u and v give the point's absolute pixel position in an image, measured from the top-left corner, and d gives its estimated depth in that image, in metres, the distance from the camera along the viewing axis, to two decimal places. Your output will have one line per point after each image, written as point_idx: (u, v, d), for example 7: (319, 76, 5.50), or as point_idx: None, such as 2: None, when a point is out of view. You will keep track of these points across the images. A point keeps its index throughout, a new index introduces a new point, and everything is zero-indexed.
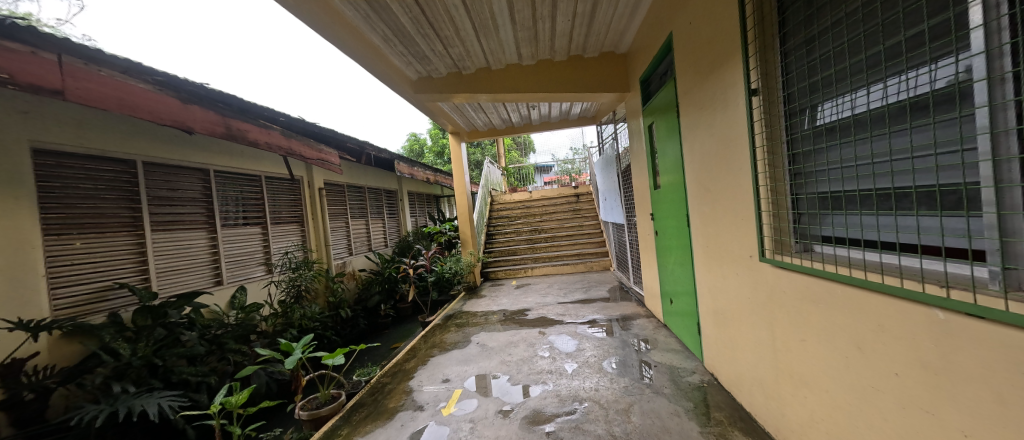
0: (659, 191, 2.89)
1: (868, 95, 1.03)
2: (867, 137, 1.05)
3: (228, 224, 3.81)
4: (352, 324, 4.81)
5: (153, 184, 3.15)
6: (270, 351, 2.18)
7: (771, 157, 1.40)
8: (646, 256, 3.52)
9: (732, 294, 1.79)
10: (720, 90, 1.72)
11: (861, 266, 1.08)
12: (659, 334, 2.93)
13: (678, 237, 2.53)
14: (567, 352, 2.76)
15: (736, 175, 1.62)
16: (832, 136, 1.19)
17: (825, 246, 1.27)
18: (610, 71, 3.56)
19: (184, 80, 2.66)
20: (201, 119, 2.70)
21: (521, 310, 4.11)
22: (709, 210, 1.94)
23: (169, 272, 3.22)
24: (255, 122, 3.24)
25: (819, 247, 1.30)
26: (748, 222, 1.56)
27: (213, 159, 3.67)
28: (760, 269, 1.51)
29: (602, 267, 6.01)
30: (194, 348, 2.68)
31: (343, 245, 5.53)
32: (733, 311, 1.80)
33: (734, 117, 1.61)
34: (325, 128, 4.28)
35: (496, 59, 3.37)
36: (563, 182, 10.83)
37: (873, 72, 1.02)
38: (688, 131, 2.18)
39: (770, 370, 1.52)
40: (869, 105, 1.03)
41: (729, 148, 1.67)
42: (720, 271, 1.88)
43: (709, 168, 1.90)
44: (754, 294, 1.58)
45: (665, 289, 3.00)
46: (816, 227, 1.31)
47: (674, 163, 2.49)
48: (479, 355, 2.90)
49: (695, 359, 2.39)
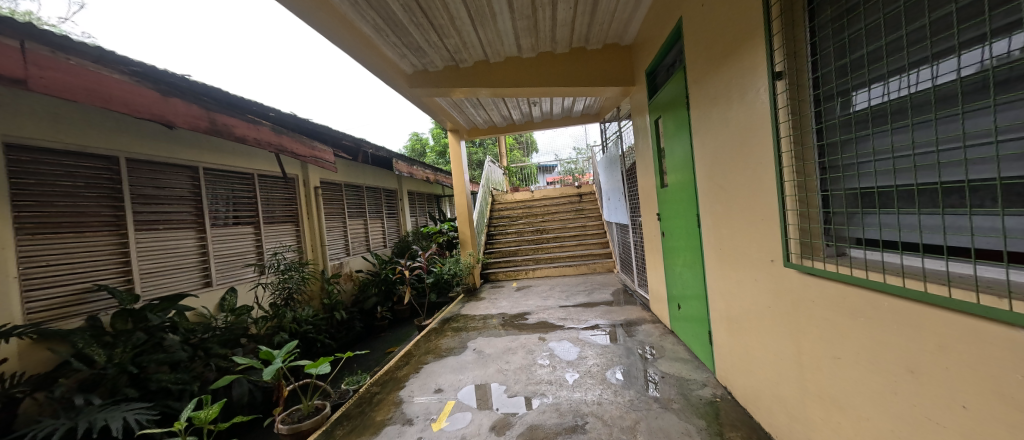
0: (665, 190, 2.74)
1: (919, 74, 0.86)
2: (919, 122, 0.88)
3: (218, 224, 3.68)
4: (348, 327, 4.68)
5: (137, 181, 3.02)
6: (249, 359, 2.04)
7: (799, 149, 1.23)
8: (652, 258, 3.35)
9: (749, 302, 1.62)
10: (738, 76, 1.54)
11: (921, 276, 0.90)
12: (665, 341, 2.76)
13: (687, 238, 2.36)
14: (568, 360, 2.60)
15: (755, 169, 1.45)
16: (874, 123, 1.02)
17: (871, 251, 1.09)
18: (613, 64, 3.41)
19: (162, 71, 2.53)
20: (183, 112, 2.57)
21: (521, 314, 3.95)
22: (723, 210, 1.77)
23: (154, 274, 3.09)
24: (242, 117, 3.09)
25: (856, 251, 1.13)
26: (770, 223, 1.39)
27: (202, 156, 3.54)
28: (783, 277, 1.35)
29: (605, 269, 5.83)
30: (176, 354, 2.55)
31: (339, 245, 5.39)
32: (750, 323, 1.63)
33: (754, 106, 1.44)
34: (320, 125, 4.14)
35: (494, 50, 3.22)
36: (566, 181, 10.63)
37: (927, 45, 0.85)
38: (699, 126, 2.01)
39: (795, 389, 1.35)
40: (921, 84, 0.86)
41: (747, 141, 1.50)
42: (736, 278, 1.72)
43: (723, 164, 1.73)
44: (776, 304, 1.41)
45: (672, 293, 2.83)
46: (850, 228, 1.14)
47: (683, 160, 2.33)
48: (475, 363, 2.74)
49: (706, 369, 2.22)
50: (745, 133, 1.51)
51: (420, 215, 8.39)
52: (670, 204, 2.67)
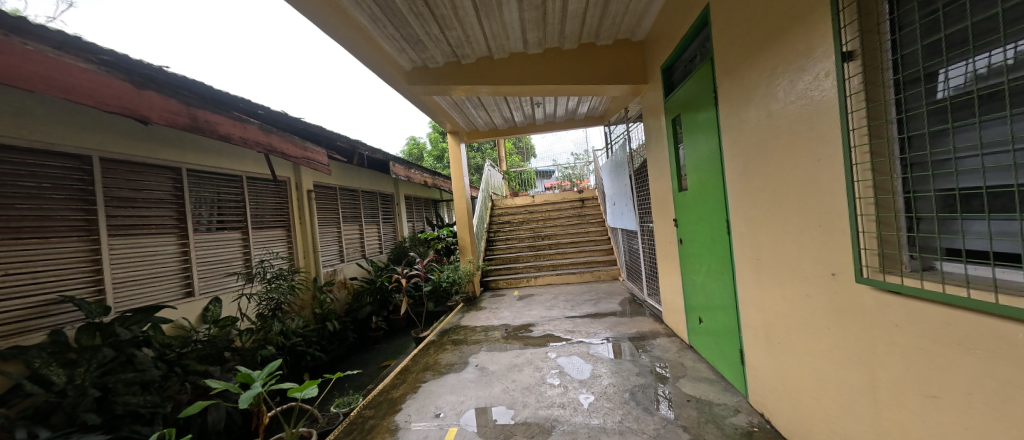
0: (684, 193, 2.54)
1: None
2: None
3: (201, 229, 3.44)
4: (340, 338, 4.46)
5: (112, 183, 2.79)
6: (222, 383, 1.79)
7: (874, 144, 1.03)
8: (665, 266, 3.15)
9: (799, 320, 1.41)
10: (786, 64, 1.35)
11: None
12: (684, 358, 2.54)
13: (711, 247, 2.16)
14: (580, 379, 2.37)
15: (812, 167, 1.26)
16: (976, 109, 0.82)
17: (1002, 268, 0.82)
18: (624, 61, 3.23)
19: (136, 61, 2.31)
20: (159, 107, 2.35)
21: (525, 326, 3.72)
22: (763, 214, 1.57)
23: (128, 284, 2.84)
24: (227, 114, 2.87)
25: (968, 267, 0.89)
26: (832, 229, 1.19)
27: (186, 156, 3.32)
28: (852, 294, 1.14)
29: (610, 277, 5.61)
30: (148, 373, 2.33)
31: (333, 251, 5.15)
32: (799, 345, 1.42)
33: (812, 96, 1.24)
34: (312, 125, 3.92)
35: (498, 45, 3.02)
36: (566, 187, 10.43)
37: None
38: (729, 123, 1.82)
39: (865, 427, 1.15)
40: None
41: (801, 137, 1.31)
42: (780, 294, 1.51)
43: (765, 163, 1.54)
44: (840, 327, 1.20)
45: (690, 305, 2.64)
46: (965, 239, 0.89)
47: (706, 161, 2.14)
48: (477, 382, 2.51)
49: (737, 392, 2.00)
50: (798, 128, 1.32)
51: (417, 220, 8.15)
52: (688, 209, 2.47)
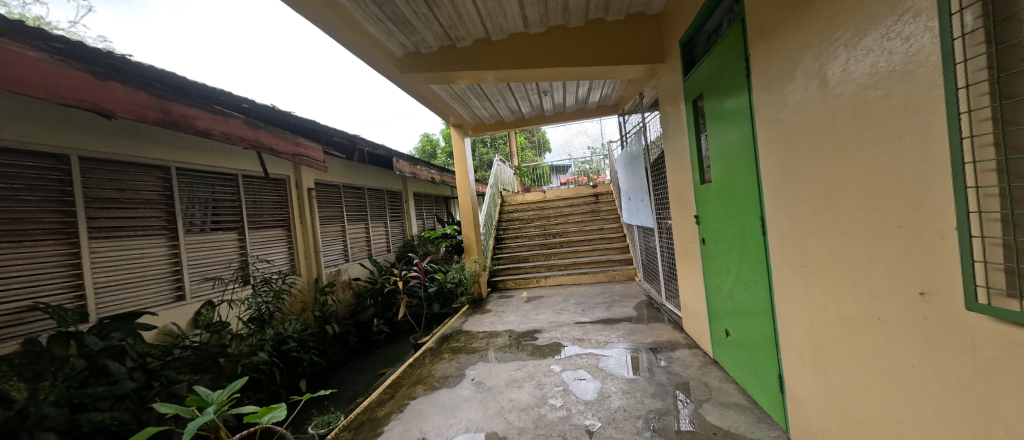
0: (706, 186, 2.19)
1: None
2: None
3: (194, 231, 3.29)
4: (342, 341, 4.29)
5: (94, 183, 2.64)
6: (173, 408, 1.56)
7: (1004, 105, 0.70)
8: (686, 268, 2.81)
9: (865, 350, 1.08)
10: (850, 11, 1.02)
11: None
12: (708, 376, 2.20)
13: (740, 248, 1.82)
14: (586, 400, 2.08)
15: (894, 146, 0.93)
16: None
17: None
18: (639, 38, 2.88)
19: (95, 49, 2.12)
20: (124, 100, 2.17)
21: (530, 332, 3.44)
22: (814, 209, 1.24)
23: (113, 288, 2.70)
24: (205, 107, 2.67)
25: None
26: (926, 232, 0.87)
27: (175, 154, 3.16)
28: (963, 325, 0.81)
29: (625, 277, 5.25)
30: (121, 386, 2.18)
31: (337, 251, 4.99)
32: (866, 382, 1.10)
33: (891, 48, 0.91)
34: (305, 119, 3.72)
35: (496, 24, 2.73)
36: (581, 182, 10.04)
37: None
38: (766, 99, 1.48)
39: None
40: None
41: (873, 107, 0.98)
42: (836, 313, 1.18)
43: (815, 145, 1.21)
44: (935, 367, 0.88)
45: (714, 314, 2.30)
46: None
47: (734, 145, 1.79)
48: (472, 399, 2.26)
49: (774, 424, 1.67)
50: (869, 95, 0.99)
51: (427, 218, 7.95)
52: (711, 205, 2.13)
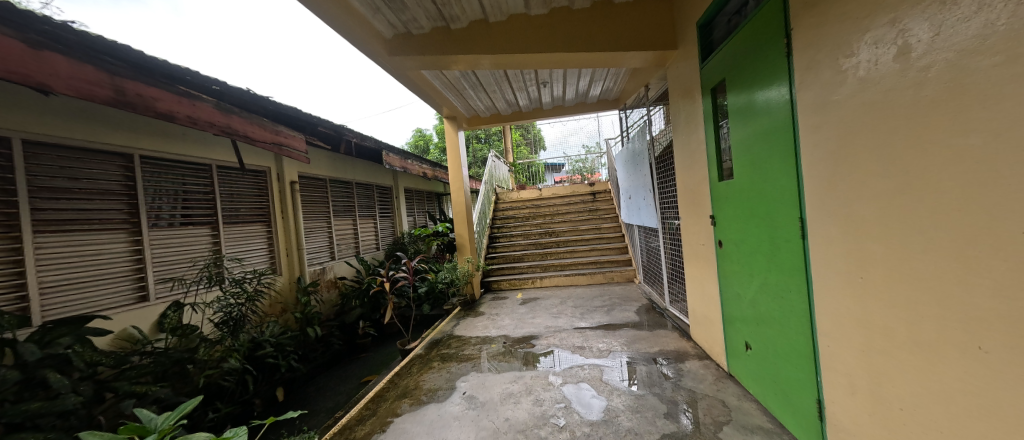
0: (726, 183, 1.98)
1: None
2: None
3: (162, 225, 2.99)
4: (325, 344, 4.03)
5: (41, 170, 2.33)
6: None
7: None
8: (696, 272, 2.60)
9: (955, 381, 0.89)
10: None
11: None
12: (724, 391, 2.01)
13: (769, 254, 1.61)
14: (591, 420, 1.86)
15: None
16: None
17: None
18: (648, 23, 2.67)
19: (31, 14, 1.84)
20: (68, 75, 1.88)
21: (526, 338, 3.21)
22: (883, 211, 1.03)
23: (63, 288, 2.40)
24: (167, 87, 2.38)
25: None
26: None
27: (140, 140, 2.85)
28: None
29: (624, 279, 5.05)
30: (64, 402, 1.89)
31: (321, 248, 4.70)
32: (954, 422, 0.90)
33: None
34: (285, 106, 3.43)
35: (494, 3, 2.48)
36: (576, 181, 9.83)
37: None
38: (812, 80, 1.26)
39: None
40: None
41: (989, 81, 0.77)
42: (909, 335, 0.99)
43: (886, 133, 1.00)
44: None
45: (731, 325, 2.10)
46: None
47: (766, 135, 1.57)
48: (464, 416, 2.02)
49: None
50: (982, 65, 0.78)
51: (418, 214, 7.66)
52: (732, 204, 1.92)
